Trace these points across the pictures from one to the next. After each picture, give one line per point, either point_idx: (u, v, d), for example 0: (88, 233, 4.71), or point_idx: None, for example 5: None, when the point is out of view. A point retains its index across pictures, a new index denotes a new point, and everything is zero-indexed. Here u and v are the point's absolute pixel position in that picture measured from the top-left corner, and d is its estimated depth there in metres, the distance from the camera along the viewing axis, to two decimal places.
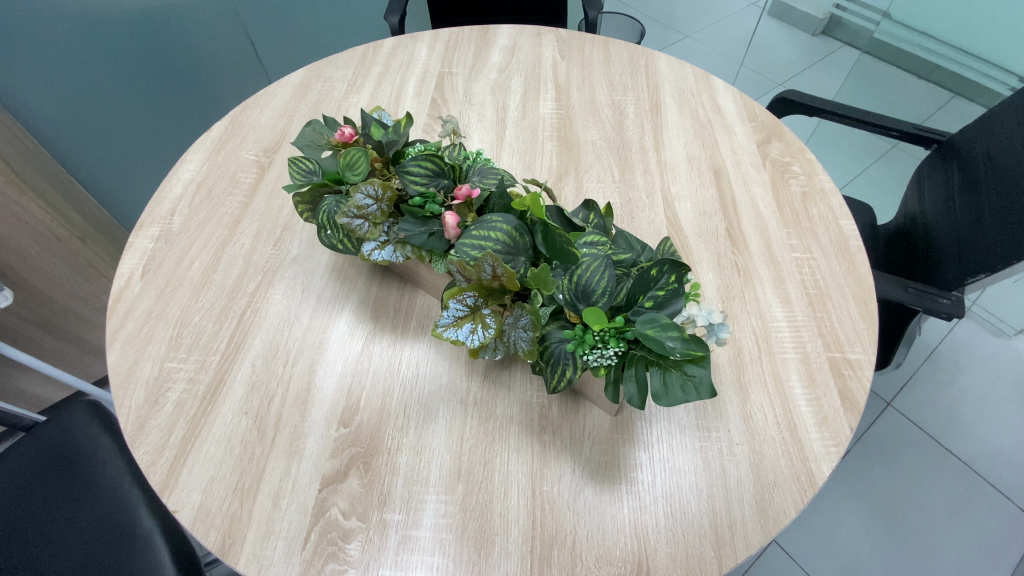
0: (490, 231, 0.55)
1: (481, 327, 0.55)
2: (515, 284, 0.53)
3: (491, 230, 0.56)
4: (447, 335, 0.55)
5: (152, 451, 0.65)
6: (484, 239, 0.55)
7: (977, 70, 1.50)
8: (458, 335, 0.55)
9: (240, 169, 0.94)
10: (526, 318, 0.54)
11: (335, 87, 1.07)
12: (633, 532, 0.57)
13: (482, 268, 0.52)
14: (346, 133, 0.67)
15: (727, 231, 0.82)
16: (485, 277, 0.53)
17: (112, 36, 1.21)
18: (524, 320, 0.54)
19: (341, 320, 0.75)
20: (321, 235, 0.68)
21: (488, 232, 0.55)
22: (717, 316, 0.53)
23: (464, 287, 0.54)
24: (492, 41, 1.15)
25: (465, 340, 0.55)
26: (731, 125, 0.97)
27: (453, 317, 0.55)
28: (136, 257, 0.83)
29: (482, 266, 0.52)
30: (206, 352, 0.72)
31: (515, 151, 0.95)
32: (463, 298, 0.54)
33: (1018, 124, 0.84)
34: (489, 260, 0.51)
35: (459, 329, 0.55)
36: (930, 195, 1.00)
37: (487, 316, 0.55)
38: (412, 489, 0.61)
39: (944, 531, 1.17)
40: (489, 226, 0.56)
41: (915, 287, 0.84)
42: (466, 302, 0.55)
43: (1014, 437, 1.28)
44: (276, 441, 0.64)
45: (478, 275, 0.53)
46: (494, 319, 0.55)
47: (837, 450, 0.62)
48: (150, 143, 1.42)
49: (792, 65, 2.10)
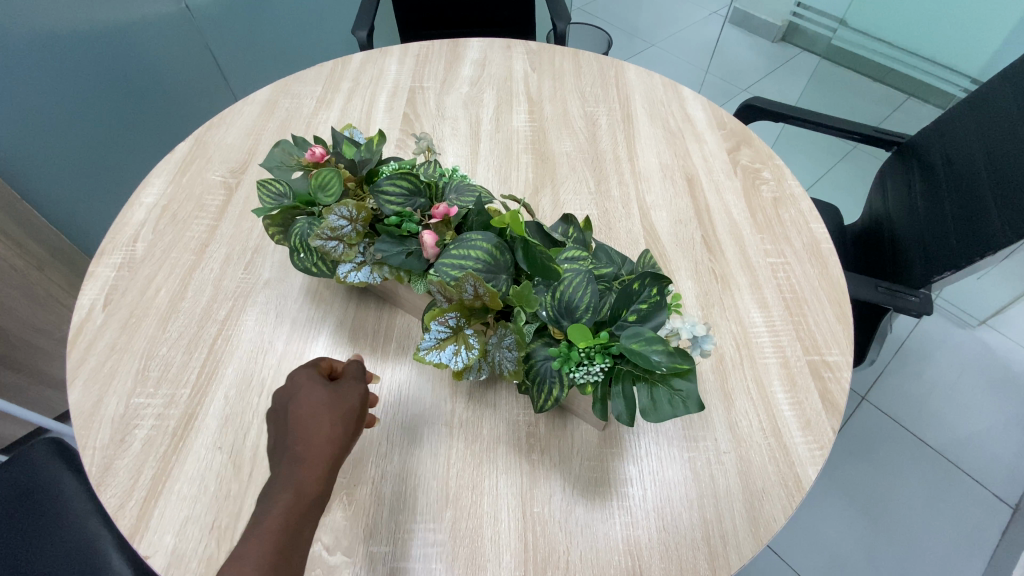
0: (469, 249, 0.54)
1: (465, 349, 0.54)
2: (497, 303, 0.53)
3: (471, 249, 0.54)
4: (430, 358, 0.54)
5: (120, 494, 0.61)
6: (464, 258, 0.54)
7: (932, 74, 1.57)
8: (441, 359, 0.54)
9: (207, 191, 0.91)
10: (511, 337, 0.53)
11: (303, 104, 1.05)
12: (625, 548, 0.57)
13: (463, 288, 0.52)
14: (317, 152, 0.65)
15: (703, 239, 0.83)
16: (466, 297, 0.53)
17: (62, 52, 1.16)
18: (508, 339, 0.53)
19: (319, 345, 0.73)
20: (294, 257, 0.66)
21: (468, 250, 0.54)
22: (700, 328, 0.53)
23: (445, 308, 0.54)
24: (462, 55, 1.15)
25: (449, 362, 0.54)
26: (702, 133, 0.99)
27: (435, 338, 0.54)
28: (98, 287, 0.79)
29: (463, 286, 0.51)
30: (176, 386, 0.69)
31: (490, 165, 0.94)
32: (445, 319, 0.54)
33: (974, 126, 0.87)
34: (471, 279, 0.51)
35: (442, 351, 0.54)
36: (893, 195, 1.03)
37: (470, 336, 0.54)
38: (399, 518, 0.59)
39: (924, 520, 1.20)
40: (469, 245, 0.55)
41: (885, 286, 0.86)
42: (446, 323, 0.54)
43: (982, 423, 1.32)
44: (253, 476, 0.62)
45: (460, 295, 0.53)
46: (478, 338, 0.55)
47: (822, 453, 0.63)
48: (111, 166, 1.36)
49: (754, 72, 2.16)
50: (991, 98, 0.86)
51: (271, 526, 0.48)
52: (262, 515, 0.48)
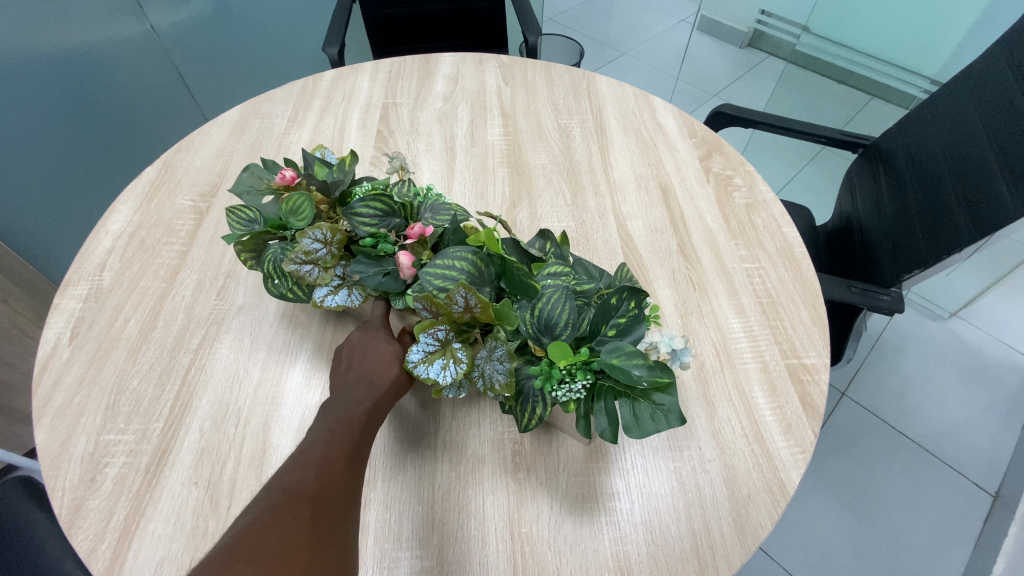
0: (453, 261, 0.54)
1: (453, 363, 0.52)
2: (487, 315, 0.52)
3: (454, 260, 0.54)
4: (419, 372, 0.53)
5: (91, 537, 0.59)
6: (449, 269, 0.53)
7: (892, 77, 1.62)
8: (429, 373, 0.52)
9: (177, 215, 0.89)
10: (502, 349, 0.52)
11: (274, 124, 1.03)
12: (615, 564, 0.56)
13: (453, 300, 0.51)
14: (287, 176, 0.63)
15: (679, 248, 0.84)
16: (456, 310, 0.52)
17: (14, 74, 1.13)
18: (499, 351, 0.52)
19: (295, 371, 0.71)
20: (269, 284, 0.64)
21: (452, 262, 0.54)
22: (679, 341, 0.54)
23: (435, 320, 0.53)
24: (435, 70, 1.15)
25: (437, 376, 0.52)
26: (673, 142, 1.00)
27: (424, 351, 0.53)
28: (63, 320, 0.77)
29: (453, 297, 0.51)
30: (148, 420, 0.67)
31: (466, 179, 0.94)
32: (435, 331, 0.53)
33: (936, 127, 0.90)
34: (462, 291, 0.50)
35: (431, 364, 0.53)
36: (861, 195, 1.06)
37: (458, 349, 0.53)
38: (385, 547, 0.57)
39: (907, 510, 1.23)
40: (452, 257, 0.54)
41: (858, 286, 0.88)
42: (436, 335, 0.53)
43: (958, 413, 1.36)
44: (231, 511, 0.60)
45: (449, 308, 0.52)
46: (466, 353, 0.53)
47: (804, 456, 0.63)
48: (75, 190, 1.33)
49: (724, 77, 2.21)
50: (950, 101, 0.89)
51: (353, 421, 0.53)
52: (343, 415, 0.53)
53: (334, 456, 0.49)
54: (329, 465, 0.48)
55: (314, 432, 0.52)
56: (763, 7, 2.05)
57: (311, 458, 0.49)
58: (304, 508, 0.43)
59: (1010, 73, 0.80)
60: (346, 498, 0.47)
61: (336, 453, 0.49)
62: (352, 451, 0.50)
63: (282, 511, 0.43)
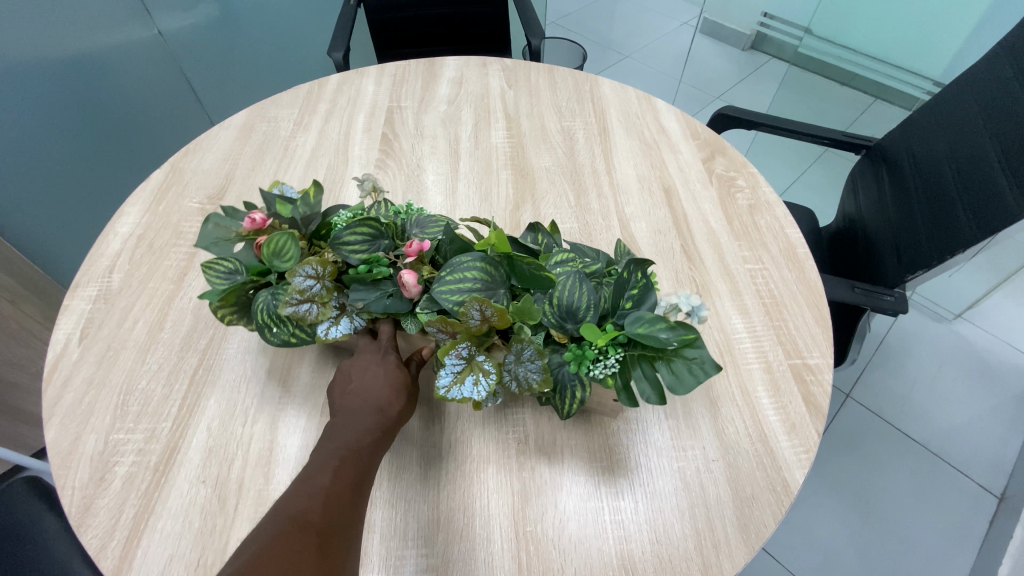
0: (464, 273, 0.54)
1: (483, 377, 0.53)
2: (505, 321, 0.53)
3: (465, 272, 0.54)
4: (452, 395, 0.53)
5: (101, 534, 0.59)
6: (462, 281, 0.54)
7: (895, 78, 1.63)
8: (464, 392, 0.53)
9: (184, 218, 0.90)
10: (530, 348, 0.52)
11: (280, 127, 1.05)
12: (619, 562, 0.57)
13: (470, 314, 0.52)
14: (258, 219, 0.61)
15: (682, 249, 0.84)
16: (472, 323, 0.53)
17: (25, 80, 1.15)
18: (528, 351, 0.52)
19: (302, 373, 0.72)
20: (267, 335, 0.63)
21: (463, 273, 0.54)
22: (695, 297, 0.53)
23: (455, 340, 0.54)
24: (439, 73, 1.16)
25: (473, 393, 0.53)
26: (676, 144, 1.01)
27: (452, 373, 0.53)
28: (73, 321, 0.78)
29: (468, 312, 0.52)
30: (156, 420, 0.67)
31: (470, 181, 0.95)
32: (457, 350, 0.53)
33: (938, 128, 0.91)
34: (476, 304, 0.51)
35: (462, 384, 0.53)
36: (865, 196, 1.06)
37: (484, 361, 0.54)
38: (390, 545, 0.58)
39: (912, 512, 1.22)
40: (462, 268, 0.55)
41: (861, 287, 0.88)
42: (459, 354, 0.53)
43: (963, 415, 1.35)
44: (238, 509, 0.60)
45: (466, 323, 0.53)
46: (492, 362, 0.54)
47: (808, 456, 0.63)
48: (83, 194, 1.34)
49: (726, 79, 2.21)
50: (953, 102, 0.89)
51: (360, 451, 0.53)
52: (352, 443, 0.53)
53: (340, 488, 0.49)
54: (336, 496, 0.49)
55: (320, 455, 0.52)
56: (766, 9, 2.05)
57: (317, 484, 0.49)
58: (310, 540, 0.44)
59: (1013, 75, 0.80)
60: (350, 531, 0.48)
61: (342, 483, 0.50)
62: (358, 482, 0.51)
63: (286, 541, 0.43)
